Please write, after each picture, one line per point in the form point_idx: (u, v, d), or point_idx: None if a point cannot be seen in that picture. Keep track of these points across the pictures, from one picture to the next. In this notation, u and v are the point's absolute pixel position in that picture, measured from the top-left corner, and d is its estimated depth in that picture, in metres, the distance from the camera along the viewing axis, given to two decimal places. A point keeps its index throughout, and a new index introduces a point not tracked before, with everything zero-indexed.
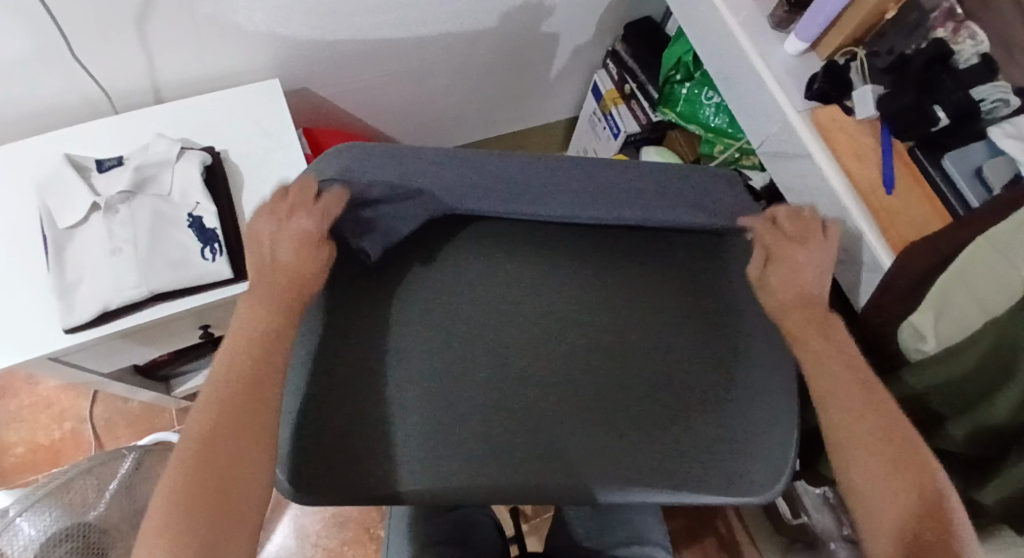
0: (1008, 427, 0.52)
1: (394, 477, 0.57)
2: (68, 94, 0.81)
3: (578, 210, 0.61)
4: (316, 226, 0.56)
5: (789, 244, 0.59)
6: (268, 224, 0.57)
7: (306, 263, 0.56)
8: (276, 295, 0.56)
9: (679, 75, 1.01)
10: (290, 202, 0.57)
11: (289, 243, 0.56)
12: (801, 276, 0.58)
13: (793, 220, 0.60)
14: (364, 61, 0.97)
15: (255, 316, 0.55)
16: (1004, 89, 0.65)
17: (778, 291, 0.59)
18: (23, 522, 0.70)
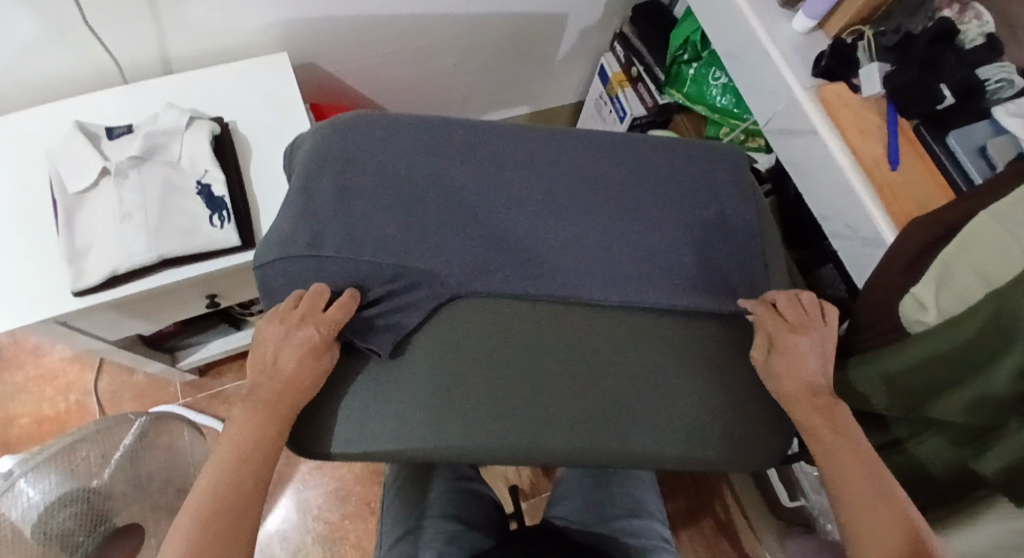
0: (1007, 396, 0.53)
1: (400, 437, 0.56)
2: (80, 65, 0.82)
3: (584, 281, 0.60)
4: (322, 335, 0.56)
5: (790, 331, 0.60)
6: (274, 333, 0.57)
7: (308, 372, 0.56)
8: (271, 396, 0.56)
9: (688, 55, 1.00)
10: (300, 311, 0.56)
11: (293, 352, 0.56)
12: (800, 364, 0.59)
13: (791, 306, 0.62)
14: (374, 39, 0.98)
15: (249, 412, 0.56)
16: (1008, 69, 0.65)
17: (779, 379, 0.59)
18: (26, 484, 0.68)
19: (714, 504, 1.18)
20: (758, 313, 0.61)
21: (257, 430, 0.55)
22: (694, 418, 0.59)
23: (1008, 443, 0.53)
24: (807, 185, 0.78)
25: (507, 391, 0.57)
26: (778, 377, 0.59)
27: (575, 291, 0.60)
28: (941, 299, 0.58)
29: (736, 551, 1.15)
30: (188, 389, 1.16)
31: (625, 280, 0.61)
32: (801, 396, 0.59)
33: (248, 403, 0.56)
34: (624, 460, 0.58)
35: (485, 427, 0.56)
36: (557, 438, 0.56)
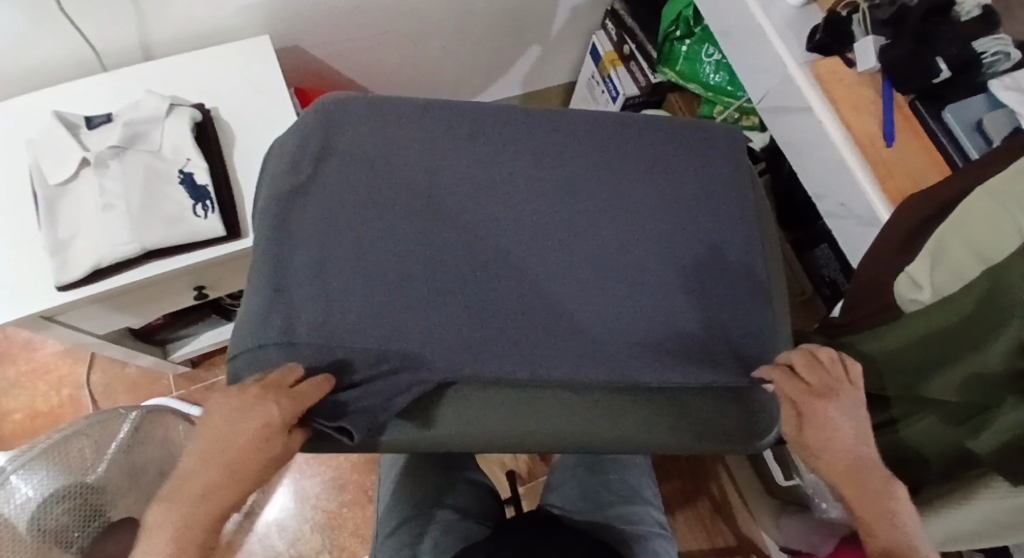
0: (1000, 374, 0.53)
1: (421, 424, 0.55)
2: (57, 53, 0.80)
3: (584, 306, 0.59)
4: (284, 413, 0.49)
5: (821, 397, 0.52)
6: (221, 413, 0.49)
7: (259, 458, 0.49)
8: (203, 492, 0.47)
9: (680, 31, 0.98)
10: (262, 384, 0.50)
11: (242, 436, 0.48)
12: (838, 439, 0.51)
13: (813, 368, 0.53)
14: (359, 21, 0.96)
15: (170, 517, 0.46)
16: (1004, 42, 0.64)
17: (821, 457, 0.51)
18: (20, 480, 0.68)
19: (710, 485, 1.18)
20: (776, 378, 0.54)
21: (178, 542, 0.46)
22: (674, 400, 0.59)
23: (1003, 421, 0.52)
24: (801, 163, 0.77)
25: (495, 385, 0.56)
26: (816, 454, 0.51)
27: (579, 376, 0.56)
28: (936, 277, 0.58)
29: (732, 531, 1.15)
30: (181, 381, 1.15)
31: (630, 342, 0.58)
32: (842, 478, 0.51)
33: (168, 504, 0.47)
34: (623, 445, 0.59)
35: (514, 408, 0.56)
36: (553, 420, 0.57)
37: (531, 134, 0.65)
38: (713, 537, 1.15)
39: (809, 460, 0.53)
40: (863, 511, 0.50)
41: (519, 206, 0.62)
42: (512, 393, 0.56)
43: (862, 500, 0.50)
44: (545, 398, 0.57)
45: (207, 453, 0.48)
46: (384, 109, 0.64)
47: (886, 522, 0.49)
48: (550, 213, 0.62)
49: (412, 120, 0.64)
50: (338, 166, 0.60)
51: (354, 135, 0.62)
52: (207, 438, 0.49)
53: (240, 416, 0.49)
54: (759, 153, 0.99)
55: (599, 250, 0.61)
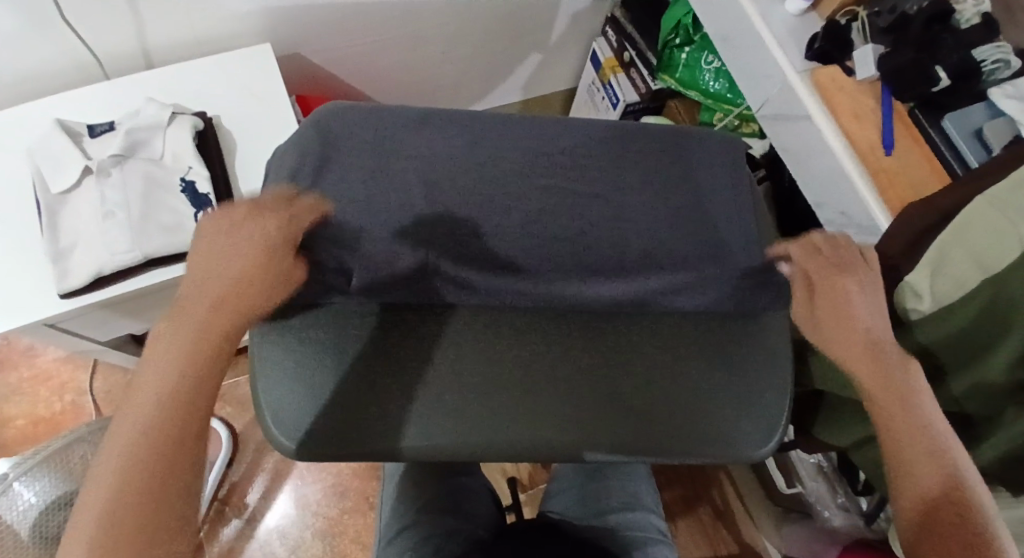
0: (1005, 385, 0.53)
1: (416, 425, 0.55)
2: (59, 60, 0.80)
3: (593, 210, 0.63)
4: (281, 231, 0.55)
5: (836, 269, 0.57)
6: (215, 241, 0.54)
7: (257, 267, 0.54)
8: (215, 299, 0.52)
9: (680, 39, 0.98)
10: (258, 208, 0.55)
11: (238, 250, 0.54)
12: (854, 314, 0.55)
13: (831, 245, 0.59)
14: (359, 27, 0.96)
15: (183, 319, 0.51)
16: (1006, 50, 0.64)
17: (827, 326, 0.56)
18: (21, 487, 0.71)
19: (711, 492, 1.17)
20: (798, 255, 0.59)
21: (193, 341, 0.50)
22: (665, 403, 0.58)
23: (1003, 433, 0.53)
24: (802, 169, 0.77)
25: (501, 374, 0.57)
26: (832, 332, 0.56)
27: (555, 296, 0.59)
28: (937, 286, 0.57)
29: (735, 538, 1.15)
30: None
31: (606, 284, 0.60)
32: (864, 357, 0.54)
33: (179, 312, 0.51)
34: (629, 437, 0.56)
35: (517, 402, 0.56)
36: (552, 417, 0.56)
37: (531, 142, 0.65)
38: (715, 544, 1.14)
39: (814, 336, 0.57)
40: (903, 438, 0.50)
41: (519, 216, 0.62)
42: (517, 382, 0.57)
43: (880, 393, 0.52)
44: (545, 396, 0.57)
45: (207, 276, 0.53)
46: (385, 118, 0.64)
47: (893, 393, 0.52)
48: (550, 222, 0.62)
49: (412, 128, 0.64)
50: (338, 174, 0.61)
51: (357, 144, 0.62)
52: (202, 257, 0.53)
53: (236, 238, 0.54)
54: (760, 160, 0.99)
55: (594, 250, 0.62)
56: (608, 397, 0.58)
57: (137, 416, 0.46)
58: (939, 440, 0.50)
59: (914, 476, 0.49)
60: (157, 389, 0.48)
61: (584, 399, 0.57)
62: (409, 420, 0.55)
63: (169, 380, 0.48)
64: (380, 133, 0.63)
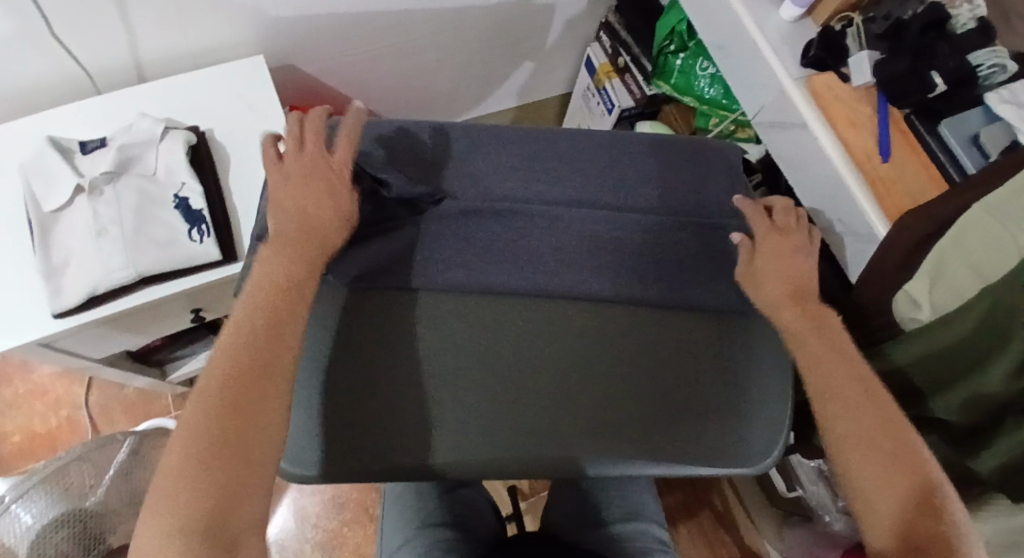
0: (1003, 396, 0.52)
1: (430, 446, 0.55)
2: (51, 74, 0.80)
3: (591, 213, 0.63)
4: (341, 175, 0.57)
5: (777, 232, 0.62)
6: (280, 185, 0.56)
7: (326, 209, 0.56)
8: (292, 237, 0.55)
9: (674, 45, 0.98)
10: (310, 151, 0.57)
11: (307, 193, 0.56)
12: (791, 265, 0.60)
13: (784, 215, 0.63)
14: (352, 38, 0.95)
15: (270, 256, 0.54)
16: (1001, 54, 0.63)
17: (768, 277, 0.60)
18: (19, 509, 0.70)
19: (712, 496, 1.17)
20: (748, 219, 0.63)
21: (278, 287, 0.53)
22: (671, 414, 0.59)
23: (1006, 441, 0.52)
24: (799, 177, 0.76)
25: (494, 392, 0.57)
26: (764, 281, 0.60)
27: (543, 284, 0.61)
28: (936, 296, 0.57)
29: (735, 542, 1.15)
30: (179, 400, 1.14)
31: (594, 273, 0.62)
32: (789, 303, 0.59)
33: (268, 250, 0.54)
34: (635, 446, 0.57)
35: (528, 413, 0.57)
36: (565, 427, 0.57)
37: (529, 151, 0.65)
38: (716, 548, 1.14)
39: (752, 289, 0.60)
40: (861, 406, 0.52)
41: (516, 230, 0.62)
42: (509, 399, 0.57)
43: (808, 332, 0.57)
44: (554, 410, 0.57)
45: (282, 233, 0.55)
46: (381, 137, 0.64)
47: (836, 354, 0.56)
48: (548, 236, 0.62)
49: (409, 144, 0.64)
50: None
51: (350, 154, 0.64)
52: (283, 211, 0.56)
53: (303, 181, 0.56)
54: (755, 165, 0.99)
55: (579, 242, 0.62)
56: (620, 408, 0.58)
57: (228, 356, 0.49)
58: (886, 408, 0.52)
59: (875, 442, 0.51)
60: (249, 322, 0.51)
61: (595, 416, 0.58)
62: (419, 437, 0.55)
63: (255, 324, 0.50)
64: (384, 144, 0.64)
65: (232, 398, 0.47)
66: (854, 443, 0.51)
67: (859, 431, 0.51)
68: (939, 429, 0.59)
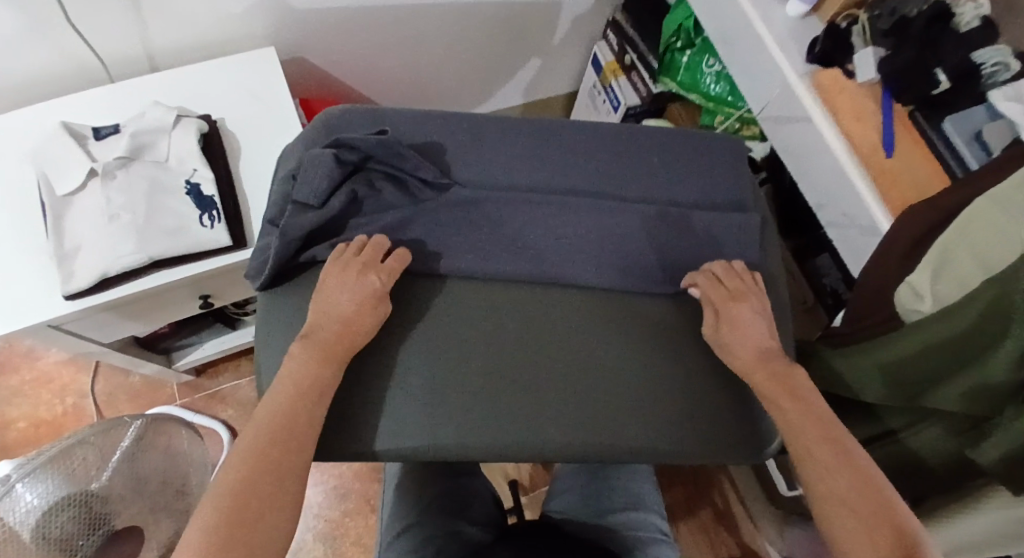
0: (1005, 386, 0.51)
1: (436, 428, 0.55)
2: (65, 63, 0.81)
3: (597, 202, 0.64)
4: (383, 284, 0.57)
5: (733, 301, 0.60)
6: (336, 276, 0.58)
7: (365, 316, 0.56)
8: (329, 335, 0.55)
9: (681, 42, 0.99)
10: (363, 260, 0.58)
11: (355, 297, 0.57)
12: (749, 332, 0.59)
13: (730, 276, 0.62)
14: (361, 31, 0.96)
15: (305, 354, 0.54)
16: (1005, 53, 0.64)
17: (735, 349, 0.58)
18: (23, 489, 0.68)
19: (713, 494, 1.17)
20: (702, 283, 0.61)
21: (308, 370, 0.54)
22: (675, 403, 0.59)
23: (1007, 430, 0.50)
24: (803, 172, 0.77)
25: (500, 376, 0.58)
26: (734, 347, 0.58)
27: (547, 273, 0.62)
28: (938, 288, 0.57)
29: (735, 540, 1.15)
30: (184, 389, 1.15)
31: (599, 260, 0.63)
32: (758, 366, 0.57)
33: (307, 340, 0.55)
34: (638, 432, 0.57)
35: (533, 393, 0.58)
36: (570, 409, 0.57)
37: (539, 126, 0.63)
38: (716, 545, 1.14)
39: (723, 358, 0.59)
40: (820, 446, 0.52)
41: (524, 219, 0.63)
42: (509, 384, 0.58)
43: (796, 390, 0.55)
44: (558, 394, 0.58)
45: (320, 320, 0.56)
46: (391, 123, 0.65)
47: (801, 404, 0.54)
48: (554, 226, 0.63)
49: (418, 130, 0.65)
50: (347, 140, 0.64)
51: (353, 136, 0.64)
52: (328, 305, 0.57)
53: (350, 286, 0.57)
54: (760, 162, 1.00)
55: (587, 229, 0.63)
56: (624, 394, 0.59)
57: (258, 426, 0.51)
58: (864, 471, 0.50)
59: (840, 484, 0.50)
60: (278, 404, 0.52)
61: (600, 400, 0.58)
62: (426, 419, 0.56)
63: (281, 399, 0.52)
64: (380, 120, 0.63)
65: (251, 474, 0.48)
66: (819, 483, 0.50)
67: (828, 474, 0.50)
68: (936, 421, 0.59)
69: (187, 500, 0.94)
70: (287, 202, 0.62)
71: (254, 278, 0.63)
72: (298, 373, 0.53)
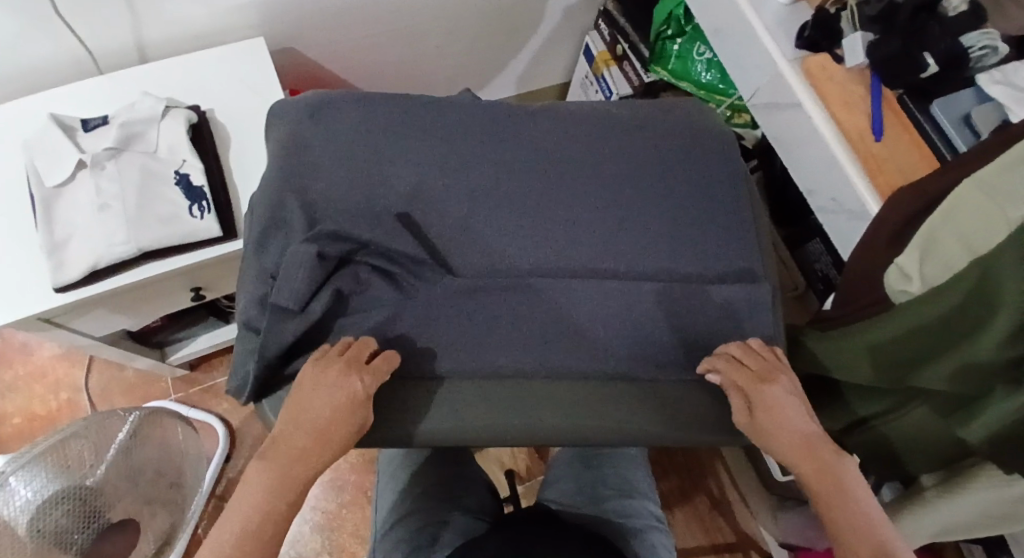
0: (992, 364, 0.50)
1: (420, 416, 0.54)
2: (55, 55, 0.80)
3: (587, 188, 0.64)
4: (364, 388, 0.50)
5: (762, 383, 0.54)
6: (307, 384, 0.51)
7: (342, 423, 0.50)
8: (310, 442, 0.50)
9: (671, 31, 0.98)
10: (342, 359, 0.51)
11: (328, 406, 0.50)
12: (785, 416, 0.53)
13: (751, 355, 0.55)
14: (353, 23, 0.96)
15: (287, 457, 0.50)
16: (992, 36, 0.64)
17: (775, 437, 0.53)
18: (16, 483, 0.68)
19: (708, 482, 1.18)
20: (720, 367, 0.55)
21: (266, 493, 0.49)
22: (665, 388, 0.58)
23: (994, 411, 0.50)
24: (794, 158, 0.77)
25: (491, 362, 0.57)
26: (772, 435, 0.53)
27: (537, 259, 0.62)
28: (925, 270, 0.57)
29: (730, 526, 1.16)
30: (179, 383, 1.15)
31: None
32: (800, 453, 0.52)
33: (269, 455, 0.50)
34: None
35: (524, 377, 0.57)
36: None
37: (530, 111, 0.63)
38: (711, 533, 1.15)
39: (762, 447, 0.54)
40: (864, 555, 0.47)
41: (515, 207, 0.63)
42: None
43: (833, 488, 0.50)
44: None
45: (300, 421, 0.50)
46: (372, 120, 0.60)
47: (840, 495, 0.50)
48: None
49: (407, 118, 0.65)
50: (327, 191, 0.57)
51: (339, 184, 0.58)
52: (308, 404, 0.51)
53: (327, 391, 0.50)
54: (751, 149, 1.01)
55: None
56: None
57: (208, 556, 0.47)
58: None
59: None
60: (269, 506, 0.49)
61: None
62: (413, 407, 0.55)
63: (238, 526, 0.48)
64: (362, 116, 0.60)
65: None
66: None
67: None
68: (927, 400, 0.58)
69: (183, 491, 0.94)
70: (266, 304, 0.55)
71: (237, 390, 0.56)
72: (291, 479, 0.50)
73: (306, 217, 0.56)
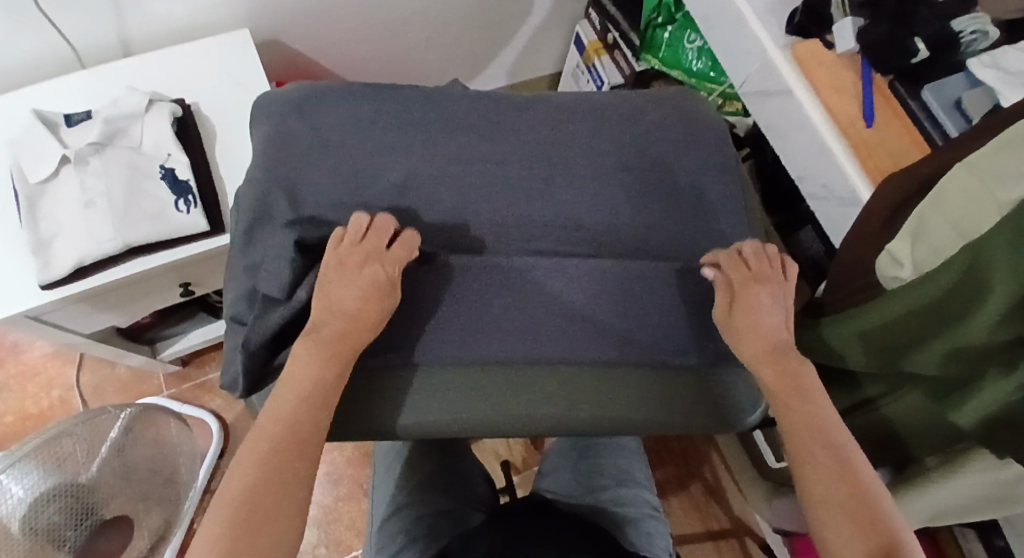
0: (982, 348, 0.49)
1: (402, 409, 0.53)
2: (38, 50, 0.79)
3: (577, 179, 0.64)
4: (388, 274, 0.51)
5: (753, 283, 0.55)
6: (335, 271, 0.52)
7: (368, 308, 0.51)
8: (336, 330, 0.50)
9: (661, 18, 0.98)
10: (367, 247, 0.52)
11: (357, 290, 0.51)
12: (761, 319, 0.54)
13: (758, 258, 0.58)
14: (340, 15, 0.95)
15: (310, 351, 0.49)
16: (983, 20, 0.64)
17: (745, 341, 0.54)
18: (9, 481, 0.68)
19: (704, 470, 1.18)
20: (722, 260, 0.57)
21: (302, 392, 0.48)
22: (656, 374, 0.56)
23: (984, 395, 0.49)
24: (784, 146, 0.77)
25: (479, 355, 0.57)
26: (743, 334, 0.54)
27: None
28: (917, 253, 0.56)
29: (725, 513, 1.17)
30: (171, 380, 1.15)
31: None
32: (765, 360, 0.53)
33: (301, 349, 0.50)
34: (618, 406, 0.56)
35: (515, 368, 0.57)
36: None
37: (518, 102, 0.62)
38: (706, 520, 1.16)
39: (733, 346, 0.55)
40: (817, 452, 0.49)
41: None
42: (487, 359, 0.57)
43: (793, 391, 0.52)
44: None
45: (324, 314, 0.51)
46: (358, 112, 0.59)
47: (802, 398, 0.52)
48: None
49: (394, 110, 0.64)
50: (313, 185, 0.57)
51: (325, 176, 0.57)
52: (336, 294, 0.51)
53: (355, 275, 0.51)
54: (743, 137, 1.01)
55: None
56: None
57: (252, 455, 0.46)
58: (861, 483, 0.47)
59: (843, 503, 0.46)
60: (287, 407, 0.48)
61: None
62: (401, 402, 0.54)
63: (276, 426, 0.48)
64: (348, 108, 0.59)
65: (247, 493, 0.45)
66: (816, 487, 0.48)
67: (828, 484, 0.47)
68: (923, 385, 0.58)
69: (177, 488, 0.93)
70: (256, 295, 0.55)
71: (230, 387, 0.56)
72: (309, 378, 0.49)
73: (293, 211, 0.55)
